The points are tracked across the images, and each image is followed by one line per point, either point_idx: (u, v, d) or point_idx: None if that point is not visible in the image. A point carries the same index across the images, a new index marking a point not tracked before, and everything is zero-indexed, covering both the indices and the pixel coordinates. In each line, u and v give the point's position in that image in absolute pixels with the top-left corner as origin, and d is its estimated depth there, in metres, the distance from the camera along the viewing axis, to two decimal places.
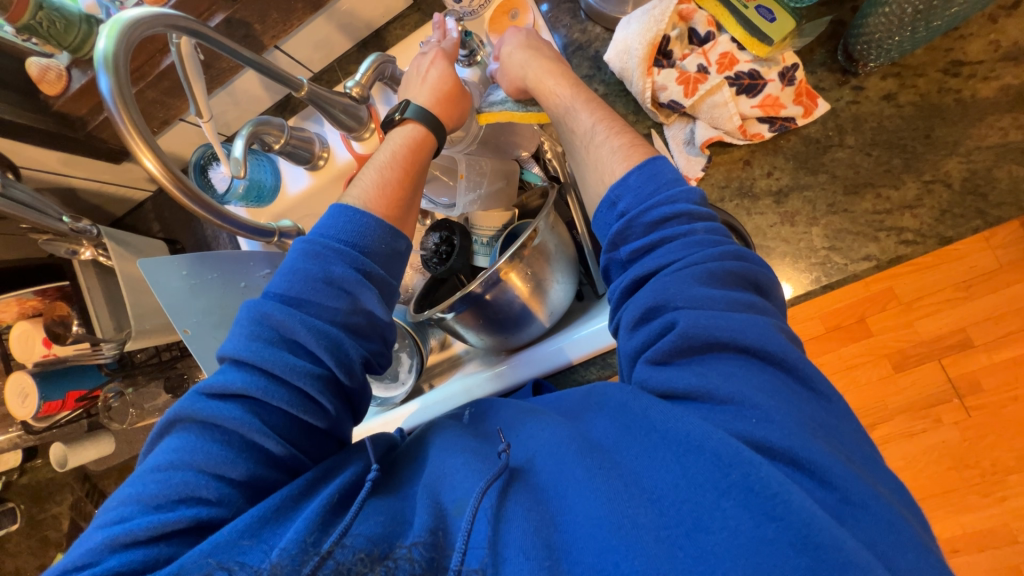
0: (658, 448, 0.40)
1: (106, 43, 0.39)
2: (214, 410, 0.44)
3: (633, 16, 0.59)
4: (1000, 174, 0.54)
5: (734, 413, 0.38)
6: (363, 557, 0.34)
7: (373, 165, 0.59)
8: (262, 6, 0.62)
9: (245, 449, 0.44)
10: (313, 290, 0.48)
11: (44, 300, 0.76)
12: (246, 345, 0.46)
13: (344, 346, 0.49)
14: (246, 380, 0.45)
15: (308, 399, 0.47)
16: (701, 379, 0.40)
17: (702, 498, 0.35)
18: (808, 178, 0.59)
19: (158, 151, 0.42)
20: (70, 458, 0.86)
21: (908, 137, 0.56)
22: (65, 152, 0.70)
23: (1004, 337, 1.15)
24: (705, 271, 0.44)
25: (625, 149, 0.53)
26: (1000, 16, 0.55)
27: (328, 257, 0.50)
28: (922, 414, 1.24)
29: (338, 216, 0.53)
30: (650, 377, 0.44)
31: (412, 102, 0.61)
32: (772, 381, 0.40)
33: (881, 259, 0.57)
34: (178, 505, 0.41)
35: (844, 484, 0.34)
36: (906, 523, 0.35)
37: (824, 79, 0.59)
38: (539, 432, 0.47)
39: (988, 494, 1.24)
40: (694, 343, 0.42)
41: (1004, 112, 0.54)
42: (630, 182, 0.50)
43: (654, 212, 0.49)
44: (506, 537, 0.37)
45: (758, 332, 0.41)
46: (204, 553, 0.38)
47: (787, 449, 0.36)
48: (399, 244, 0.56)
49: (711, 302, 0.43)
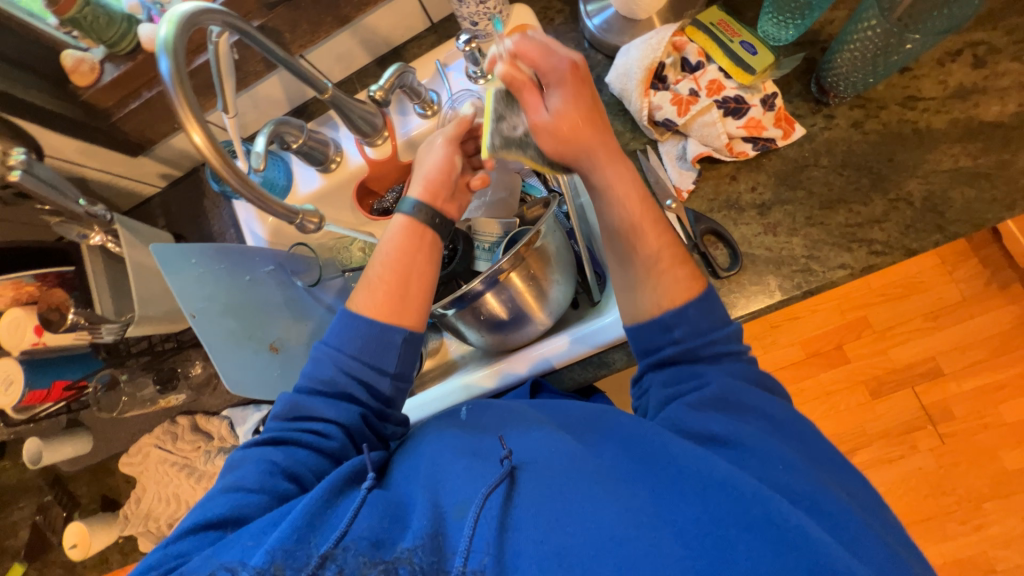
0: (679, 482, 0.44)
1: (167, 31, 0.43)
2: (255, 452, 0.56)
3: (633, 44, 0.66)
4: (954, 195, 0.60)
5: (759, 458, 0.44)
6: (365, 559, 0.42)
7: (376, 259, 0.63)
8: (295, 16, 0.68)
9: (266, 470, 0.53)
10: (324, 373, 0.59)
11: (42, 285, 0.74)
12: (276, 425, 0.58)
13: (344, 406, 0.58)
14: (283, 429, 0.57)
15: (314, 431, 0.57)
16: (731, 427, 0.46)
17: (726, 532, 0.39)
18: (787, 193, 0.65)
19: (206, 127, 0.45)
20: (44, 454, 0.82)
21: (874, 160, 0.63)
22: (85, 141, 0.72)
23: (969, 366, 1.36)
24: (745, 368, 0.52)
25: (688, 280, 0.55)
26: (946, 61, 0.63)
27: (337, 355, 0.59)
28: (899, 440, 1.36)
29: (340, 323, 0.61)
30: (684, 417, 0.49)
31: (407, 196, 0.65)
32: (802, 446, 0.46)
33: (854, 267, 0.62)
34: (209, 528, 0.49)
35: (860, 531, 0.40)
36: (895, 554, 0.40)
37: (800, 107, 0.66)
38: (535, 439, 0.51)
39: (966, 521, 1.31)
40: (729, 400, 0.48)
41: (956, 141, 0.61)
42: (689, 314, 0.53)
43: (709, 346, 0.53)
44: (507, 549, 0.42)
45: (790, 415, 0.49)
46: (210, 556, 0.45)
47: (808, 494, 0.41)
48: (392, 335, 0.60)
49: (749, 384, 0.50)
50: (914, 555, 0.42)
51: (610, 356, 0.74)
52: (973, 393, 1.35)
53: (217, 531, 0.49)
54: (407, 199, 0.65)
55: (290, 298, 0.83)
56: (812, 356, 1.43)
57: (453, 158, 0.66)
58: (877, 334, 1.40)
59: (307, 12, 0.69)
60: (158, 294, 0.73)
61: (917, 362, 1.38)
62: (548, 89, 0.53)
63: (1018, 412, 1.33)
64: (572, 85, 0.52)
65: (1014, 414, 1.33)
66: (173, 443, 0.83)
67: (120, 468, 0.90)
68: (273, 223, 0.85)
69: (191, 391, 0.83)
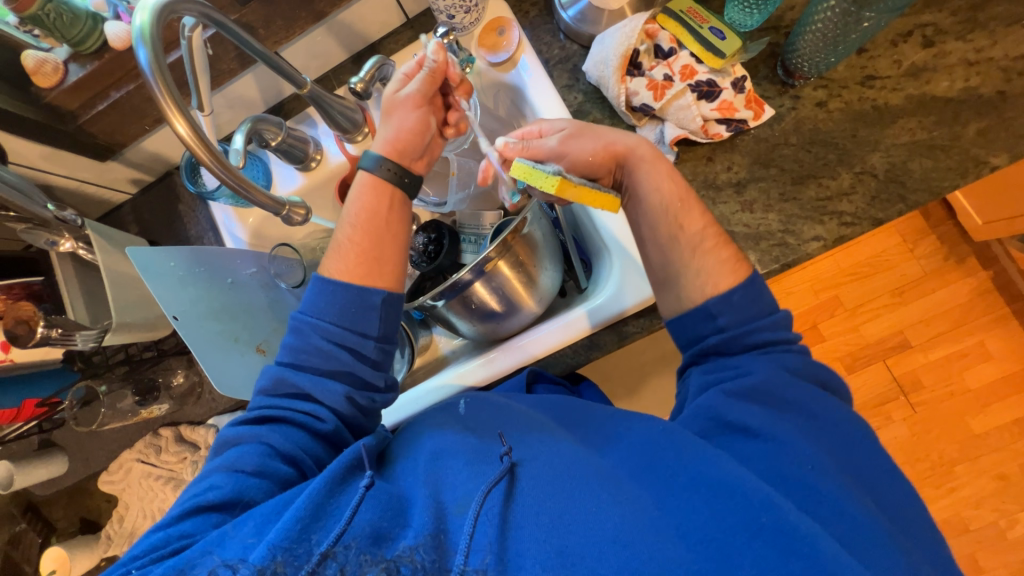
0: (688, 488, 0.45)
1: (143, 19, 0.43)
2: (248, 431, 0.56)
3: (608, 33, 0.68)
4: (914, 166, 0.64)
5: (791, 455, 0.45)
6: (367, 558, 0.40)
7: (345, 223, 0.63)
8: (268, 12, 0.67)
9: (257, 455, 0.53)
10: (308, 342, 0.58)
11: (6, 298, 0.70)
12: (267, 398, 0.58)
13: (330, 386, 0.58)
14: (270, 408, 0.57)
15: (303, 411, 0.57)
16: (765, 422, 0.47)
17: (731, 536, 0.41)
18: (760, 171, 0.68)
19: (190, 118, 0.45)
20: (16, 477, 0.77)
21: (838, 137, 0.67)
22: (49, 145, 0.70)
23: (934, 337, 1.43)
24: (792, 363, 0.53)
25: (731, 262, 0.57)
26: (899, 42, 0.67)
27: (310, 329, 0.59)
28: (875, 412, 1.43)
29: (316, 291, 0.60)
30: (718, 405, 0.50)
31: (369, 150, 0.64)
32: (833, 447, 0.47)
33: (827, 239, 0.65)
34: (208, 512, 0.50)
35: (874, 536, 0.41)
36: (896, 551, 0.41)
37: (768, 89, 0.70)
38: (535, 438, 0.52)
39: (940, 485, 1.37)
40: (767, 395, 0.49)
41: (911, 115, 0.65)
42: (734, 300, 0.55)
43: (756, 334, 0.54)
44: (508, 548, 0.42)
45: (830, 413, 0.49)
46: (208, 546, 0.45)
47: (830, 495, 0.42)
48: (372, 297, 0.60)
49: (791, 379, 0.51)
50: (902, 532, 0.43)
51: (601, 338, 0.73)
52: (940, 362, 1.42)
53: (219, 513, 0.50)
54: (369, 155, 0.64)
55: (274, 300, 0.82)
56: None
57: (427, 120, 0.64)
58: (848, 312, 1.46)
59: (280, 8, 0.68)
60: (133, 300, 0.70)
61: (888, 336, 1.44)
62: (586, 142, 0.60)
63: (980, 377, 1.41)
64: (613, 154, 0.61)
65: (977, 380, 1.41)
66: (157, 456, 0.80)
67: (98, 487, 0.86)
68: (253, 225, 0.83)
69: (173, 401, 0.80)
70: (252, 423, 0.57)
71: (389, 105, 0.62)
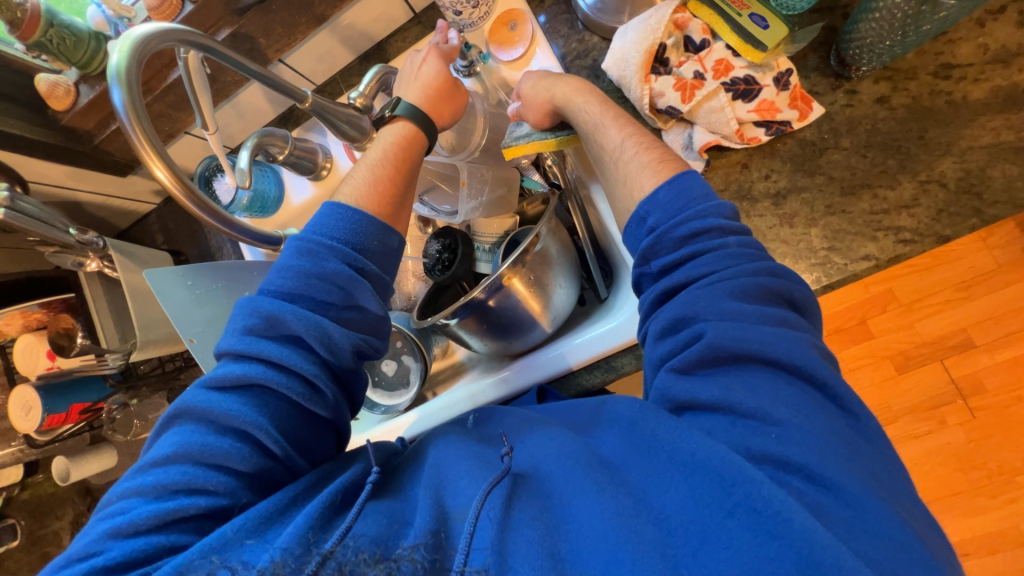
0: (665, 468, 0.39)
1: (118, 58, 0.42)
2: (215, 401, 0.47)
3: (630, 25, 0.61)
4: (994, 173, 0.55)
5: (755, 427, 0.38)
6: (366, 556, 0.34)
7: (365, 164, 0.61)
8: (268, 21, 0.64)
9: (244, 442, 0.46)
10: (326, 266, 0.52)
11: (48, 312, 0.76)
12: (241, 339, 0.49)
13: (335, 339, 0.51)
14: (245, 369, 0.48)
15: (293, 371, 0.49)
16: (725, 393, 0.40)
17: (707, 520, 0.35)
18: (805, 179, 0.60)
19: (168, 161, 0.45)
20: (72, 471, 0.83)
21: (901, 138, 0.57)
22: (72, 165, 0.71)
23: (1004, 336, 1.28)
24: (738, 285, 0.43)
25: (653, 164, 0.53)
26: (987, 20, 0.56)
27: (320, 253, 0.52)
28: (927, 415, 1.31)
29: (329, 214, 0.55)
30: (672, 386, 0.43)
31: (402, 99, 0.64)
32: (801, 396, 0.38)
33: (880, 258, 0.57)
34: (176, 525, 0.43)
35: (884, 529, 0.33)
36: (877, 498, 0.34)
37: (818, 83, 0.61)
38: (539, 440, 0.46)
39: (997, 495, 1.26)
40: (721, 353, 0.41)
41: (996, 112, 0.55)
42: (659, 197, 0.50)
43: (684, 227, 0.47)
44: (508, 544, 0.36)
45: (787, 346, 0.40)
46: (206, 551, 0.39)
47: (803, 465, 0.35)
48: (391, 239, 0.58)
49: (742, 316, 0.42)
50: (874, 473, 0.36)
51: (619, 360, 0.68)
52: (1007, 364, 1.28)
53: (209, 521, 0.44)
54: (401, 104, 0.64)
55: None
56: (834, 333, 1.37)
57: (462, 102, 0.69)
58: (904, 307, 1.33)
59: (280, 15, 0.64)
60: (155, 317, 0.74)
61: (948, 335, 1.31)
62: (557, 80, 0.63)
63: None
64: (564, 84, 0.62)
65: None
66: None
67: None
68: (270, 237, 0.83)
69: None
70: (224, 390, 0.48)
71: (449, 90, 0.66)
